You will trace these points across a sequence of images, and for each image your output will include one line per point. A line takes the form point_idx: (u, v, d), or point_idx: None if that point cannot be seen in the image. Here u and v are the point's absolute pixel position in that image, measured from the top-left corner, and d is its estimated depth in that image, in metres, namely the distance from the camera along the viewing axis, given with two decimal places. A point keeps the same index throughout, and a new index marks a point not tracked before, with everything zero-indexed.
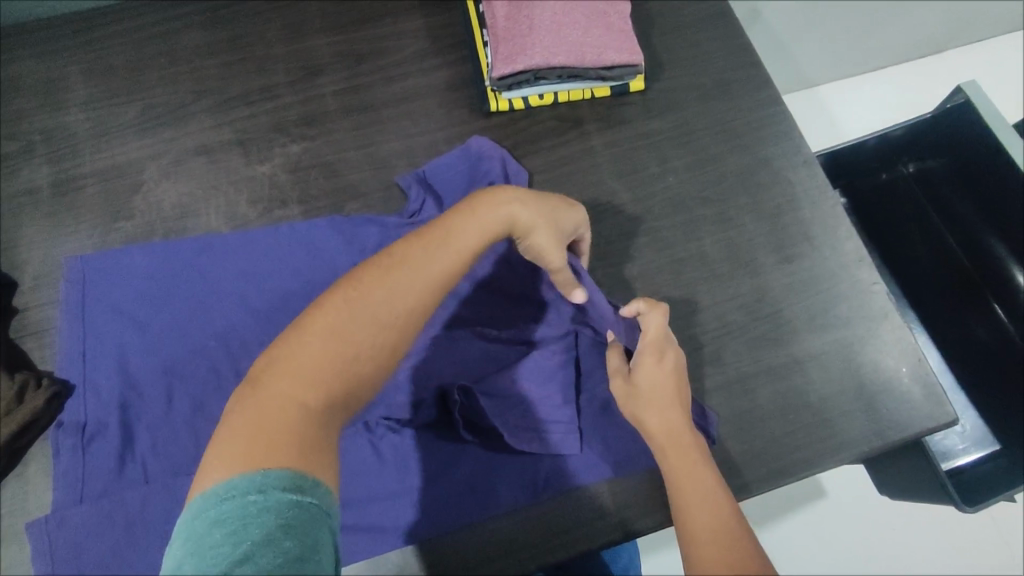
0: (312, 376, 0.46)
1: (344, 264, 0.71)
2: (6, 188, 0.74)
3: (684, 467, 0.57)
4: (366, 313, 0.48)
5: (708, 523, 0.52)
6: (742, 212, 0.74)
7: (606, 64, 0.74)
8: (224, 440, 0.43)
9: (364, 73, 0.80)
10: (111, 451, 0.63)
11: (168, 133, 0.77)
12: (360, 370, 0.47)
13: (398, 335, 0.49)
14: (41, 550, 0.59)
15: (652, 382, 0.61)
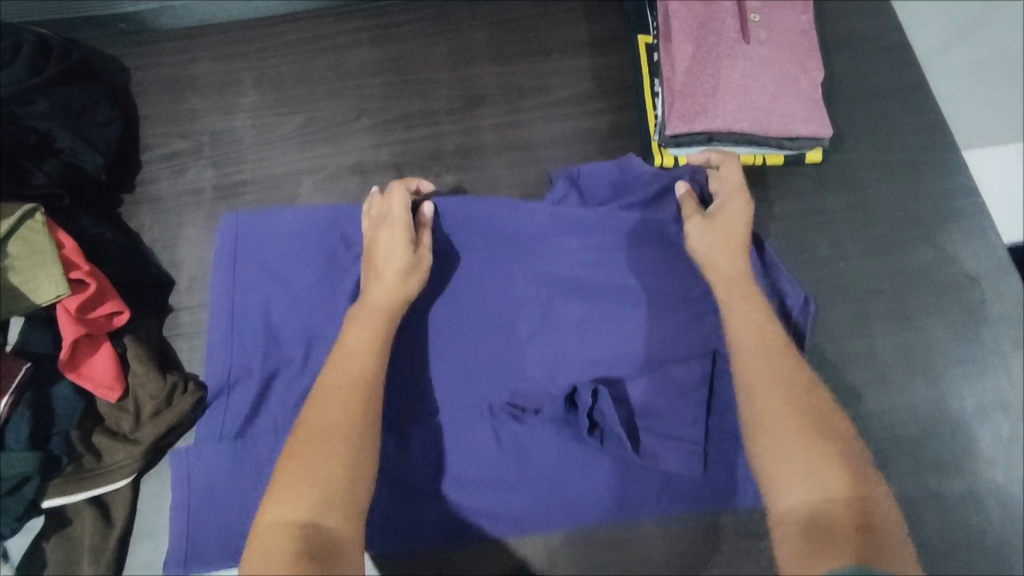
0: (328, 428, 0.48)
1: (479, 246, 0.69)
2: (173, 186, 0.76)
3: (759, 364, 0.52)
4: (334, 394, 0.50)
5: (789, 400, 0.49)
6: (925, 314, 0.67)
7: (791, 134, 0.69)
8: (279, 497, 0.45)
9: (524, 109, 0.78)
10: (249, 399, 0.64)
11: (327, 148, 0.77)
12: (338, 420, 0.48)
13: (371, 389, 0.51)
14: (180, 481, 0.61)
15: (721, 226, 0.61)
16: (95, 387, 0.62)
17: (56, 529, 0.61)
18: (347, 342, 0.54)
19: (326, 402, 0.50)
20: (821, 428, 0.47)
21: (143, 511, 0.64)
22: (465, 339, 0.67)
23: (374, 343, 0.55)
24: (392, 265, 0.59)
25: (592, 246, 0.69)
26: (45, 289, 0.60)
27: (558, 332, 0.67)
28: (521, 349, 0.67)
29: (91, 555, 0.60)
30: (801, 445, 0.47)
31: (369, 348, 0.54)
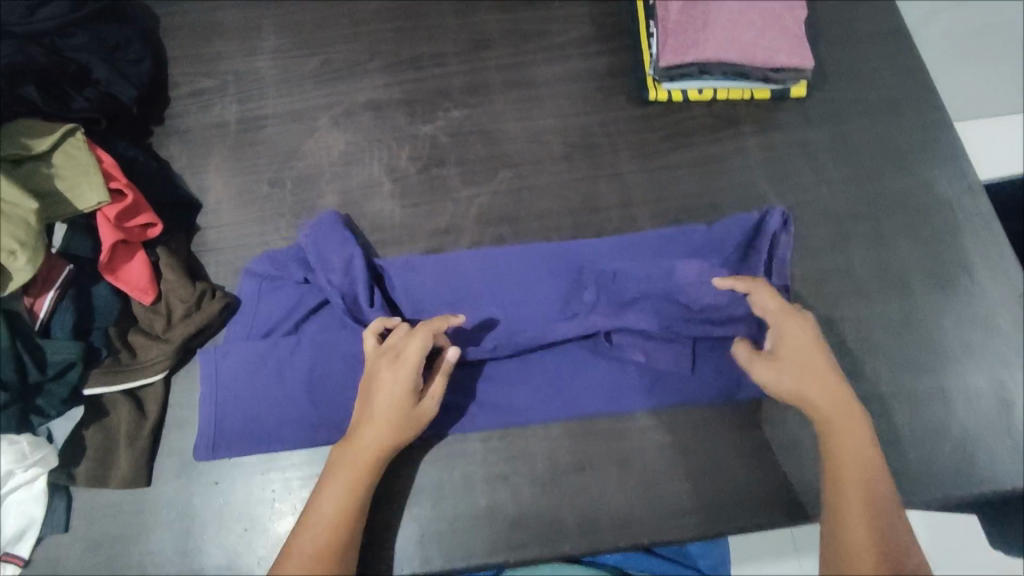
0: (332, 525, 0.56)
1: (520, 252, 0.72)
2: (200, 120, 0.81)
3: (849, 455, 0.57)
4: (303, 548, 0.55)
5: (875, 516, 0.54)
6: (899, 231, 0.72)
7: (775, 65, 0.75)
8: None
9: (527, 52, 0.83)
10: (279, 308, 0.70)
11: (342, 86, 0.82)
12: (340, 524, 0.56)
13: (336, 556, 0.55)
14: (209, 374, 0.68)
15: (801, 344, 0.60)
16: (131, 289, 0.68)
17: (94, 418, 0.66)
18: (346, 468, 0.58)
19: (297, 562, 0.54)
20: (889, 556, 0.53)
21: (173, 407, 0.69)
22: (480, 257, 0.72)
23: (369, 473, 0.58)
24: (385, 415, 0.59)
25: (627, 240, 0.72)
26: (88, 195, 0.65)
27: (562, 244, 0.72)
28: (527, 259, 0.71)
29: (126, 441, 0.66)
30: (871, 551, 0.53)
31: (342, 517, 0.57)
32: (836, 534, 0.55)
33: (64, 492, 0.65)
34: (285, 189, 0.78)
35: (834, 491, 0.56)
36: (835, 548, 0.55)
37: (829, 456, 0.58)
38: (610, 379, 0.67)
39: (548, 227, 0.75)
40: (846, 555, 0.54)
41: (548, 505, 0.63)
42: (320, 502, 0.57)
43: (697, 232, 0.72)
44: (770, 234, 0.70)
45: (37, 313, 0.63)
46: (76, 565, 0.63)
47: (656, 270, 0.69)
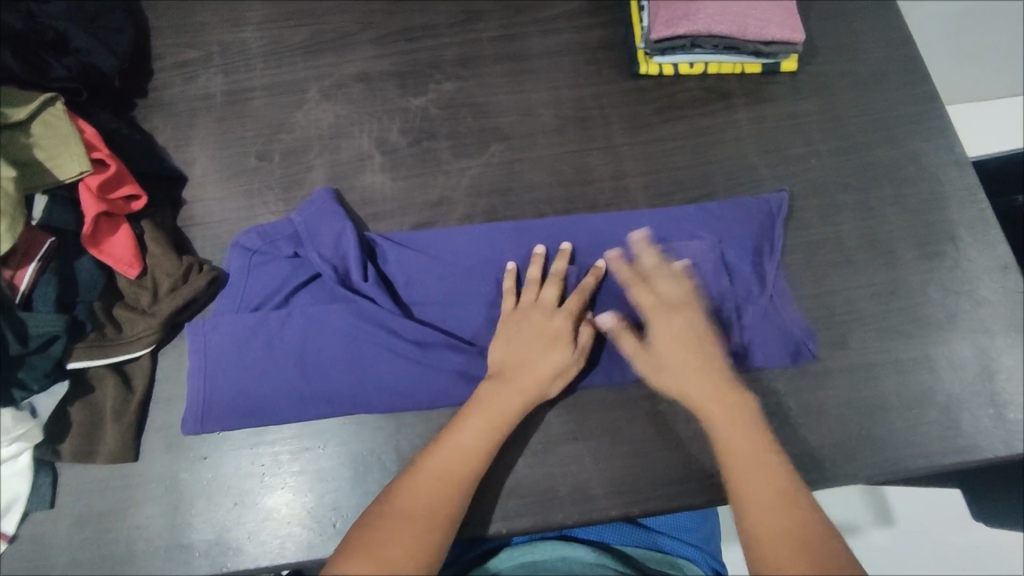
0: (476, 442, 0.58)
1: (512, 227, 0.71)
2: (185, 92, 0.80)
3: (734, 435, 0.58)
4: (431, 468, 0.56)
5: (767, 490, 0.55)
6: (886, 203, 0.73)
7: (766, 38, 0.75)
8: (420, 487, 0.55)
9: (519, 24, 0.82)
10: (269, 284, 0.69)
11: (331, 59, 0.81)
12: (485, 442, 0.58)
13: (468, 476, 0.56)
14: (199, 349, 0.66)
15: (675, 335, 0.63)
16: (116, 263, 0.67)
17: (81, 394, 0.65)
18: (481, 398, 0.60)
19: (451, 451, 0.57)
20: (798, 525, 0.53)
21: (160, 381, 0.68)
22: (473, 236, 0.71)
23: (508, 406, 0.59)
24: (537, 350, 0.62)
25: (620, 217, 0.72)
26: (69, 165, 0.63)
27: (557, 219, 0.72)
28: (522, 237, 0.71)
29: (113, 416, 0.65)
30: (776, 523, 0.53)
31: (482, 445, 0.58)
32: (742, 515, 0.55)
33: (49, 467, 0.64)
34: (273, 161, 0.76)
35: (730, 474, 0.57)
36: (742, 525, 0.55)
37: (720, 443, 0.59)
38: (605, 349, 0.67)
39: (541, 201, 0.74)
40: (755, 530, 0.53)
41: (542, 474, 0.64)
42: (459, 424, 0.59)
43: (695, 212, 0.72)
44: (767, 228, 0.71)
45: (17, 286, 0.61)
46: (63, 542, 0.62)
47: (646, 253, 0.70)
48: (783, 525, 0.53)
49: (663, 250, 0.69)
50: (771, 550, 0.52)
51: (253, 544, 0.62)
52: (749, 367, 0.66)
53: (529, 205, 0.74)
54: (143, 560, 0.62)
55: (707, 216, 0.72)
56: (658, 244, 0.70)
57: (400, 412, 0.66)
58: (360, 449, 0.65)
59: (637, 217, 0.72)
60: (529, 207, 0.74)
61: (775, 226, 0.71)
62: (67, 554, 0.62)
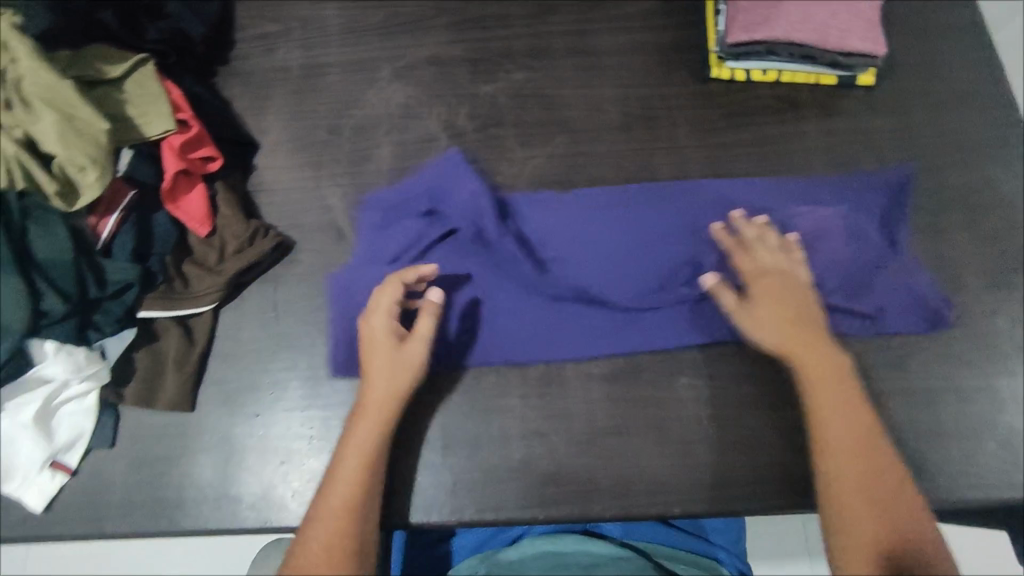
0: (360, 483, 0.58)
1: (638, 195, 0.74)
2: (263, 63, 0.82)
3: (828, 398, 0.60)
4: (328, 515, 0.57)
5: (853, 453, 0.58)
6: (958, 228, 0.71)
7: (845, 50, 0.73)
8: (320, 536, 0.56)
9: (593, 20, 0.83)
10: (401, 237, 0.71)
11: (406, 41, 0.82)
12: (368, 480, 0.59)
13: (360, 510, 0.57)
14: (335, 297, 0.70)
15: (773, 292, 0.64)
16: (189, 220, 0.70)
17: (146, 341, 0.68)
18: (353, 438, 0.60)
19: (336, 498, 0.57)
20: (879, 488, 0.56)
21: (219, 337, 0.70)
22: (602, 203, 0.73)
23: (373, 438, 0.60)
24: (381, 368, 0.62)
25: (747, 187, 0.73)
26: (155, 124, 0.66)
27: (686, 184, 0.74)
28: (652, 199, 0.73)
29: (175, 366, 0.67)
30: (855, 488, 0.56)
31: (364, 482, 0.58)
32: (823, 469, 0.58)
33: (112, 409, 0.67)
34: (343, 136, 0.78)
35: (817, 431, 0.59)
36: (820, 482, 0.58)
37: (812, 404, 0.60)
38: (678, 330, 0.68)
39: (601, 194, 0.74)
40: (830, 489, 0.57)
41: (582, 465, 0.64)
42: (337, 466, 0.59)
43: (825, 186, 0.73)
44: (898, 202, 0.72)
45: (100, 234, 0.64)
46: (121, 482, 0.65)
47: None
48: (877, 501, 0.56)
49: (795, 216, 0.71)
50: (850, 509, 0.56)
51: (296, 502, 0.64)
52: (884, 333, 0.67)
53: (592, 195, 0.74)
54: (193, 506, 0.64)
55: (834, 192, 0.73)
56: (773, 221, 0.71)
57: (447, 390, 0.67)
58: (407, 422, 0.66)
59: (757, 196, 0.73)
60: (590, 198, 0.74)
61: (903, 203, 0.72)
62: (125, 493, 0.65)
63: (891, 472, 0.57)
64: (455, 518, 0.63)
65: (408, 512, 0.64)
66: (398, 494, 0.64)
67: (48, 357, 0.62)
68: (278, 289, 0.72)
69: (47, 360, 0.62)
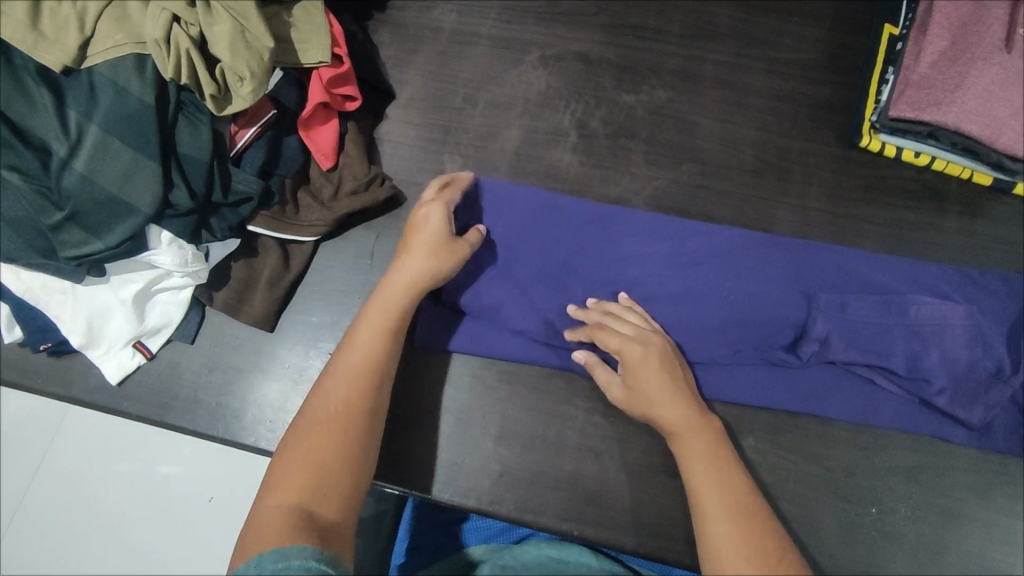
0: (377, 344, 0.58)
1: (755, 243, 0.71)
2: (418, 18, 0.83)
3: (690, 445, 0.56)
4: (345, 376, 0.56)
5: (720, 509, 0.52)
6: None
7: (1016, 155, 0.68)
8: (329, 396, 0.55)
9: (751, 56, 0.80)
10: (509, 228, 0.72)
11: (559, 30, 0.81)
12: (383, 345, 0.59)
13: (374, 372, 0.57)
14: None
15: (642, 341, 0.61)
16: (316, 150, 0.71)
17: (246, 255, 0.70)
18: (370, 312, 0.60)
19: (352, 357, 0.57)
20: None
21: (313, 271, 0.72)
22: (717, 239, 0.71)
23: (402, 308, 0.61)
24: (418, 246, 0.63)
25: (874, 265, 0.70)
26: (311, 52, 0.67)
27: (807, 244, 0.71)
28: (773, 251, 0.70)
29: (266, 284, 0.69)
30: None
31: (380, 346, 0.58)
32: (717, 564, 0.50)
33: (199, 307, 0.70)
34: (475, 109, 0.78)
35: (693, 491, 0.54)
36: None
37: (679, 451, 0.57)
38: (761, 387, 0.66)
39: (707, 235, 0.71)
40: None
41: (631, 498, 0.63)
42: (358, 326, 0.60)
43: (955, 277, 0.70)
44: None
45: (236, 142, 0.67)
46: (192, 377, 0.68)
47: (876, 317, 0.66)
48: (764, 553, 0.49)
49: (917, 302, 0.67)
50: None
51: None
52: (987, 447, 0.64)
53: (699, 235, 0.71)
54: (251, 421, 0.66)
55: (958, 288, 0.69)
56: (893, 299, 0.67)
57: (516, 382, 0.67)
58: (469, 402, 0.67)
59: (879, 274, 0.69)
60: (697, 237, 0.71)
61: None
62: (193, 389, 0.68)
63: (771, 536, 0.50)
64: (492, 508, 0.63)
65: (448, 488, 0.64)
66: (447, 469, 0.65)
67: (162, 246, 0.64)
68: (378, 239, 0.73)
69: (160, 249, 0.64)
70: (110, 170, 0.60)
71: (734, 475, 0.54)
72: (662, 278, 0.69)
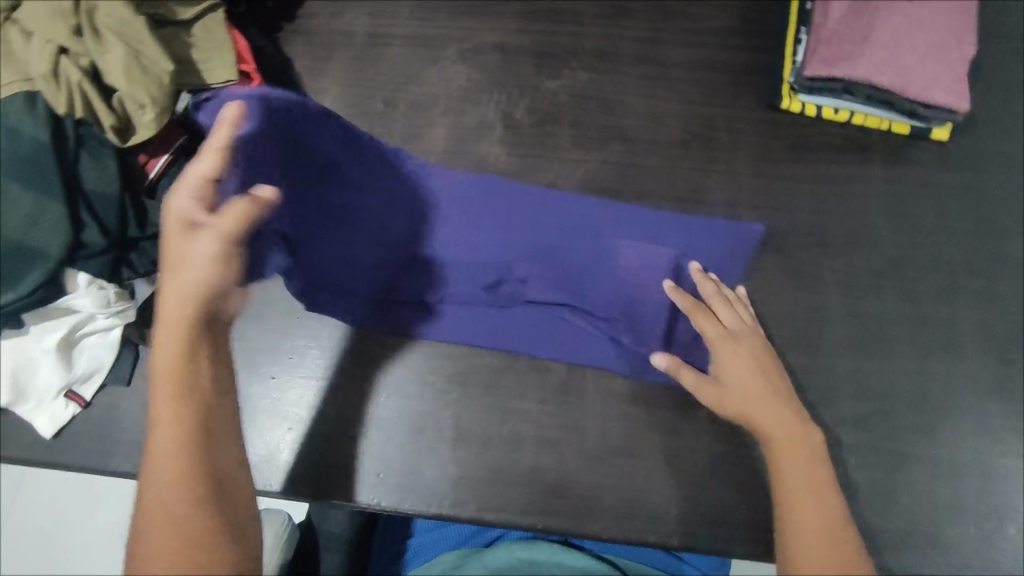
0: (189, 400, 0.49)
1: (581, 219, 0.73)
2: (329, 24, 0.80)
3: (756, 394, 0.59)
4: (173, 447, 0.47)
5: (795, 457, 0.55)
6: (1011, 298, 0.69)
7: (928, 100, 0.71)
8: (163, 483, 0.46)
9: (667, 30, 0.80)
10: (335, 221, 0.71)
11: (473, 22, 0.80)
12: (198, 390, 0.49)
13: (202, 431, 0.49)
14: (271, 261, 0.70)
15: (750, 349, 0.62)
16: None
17: None
18: (164, 353, 0.50)
19: (172, 426, 0.48)
20: (832, 517, 0.52)
21: None
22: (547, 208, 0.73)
23: (180, 333, 0.50)
24: (166, 246, 0.50)
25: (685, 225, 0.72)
26: (217, 72, 0.65)
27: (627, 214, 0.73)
28: (595, 222, 0.73)
29: None
30: (823, 528, 0.52)
31: (194, 400, 0.49)
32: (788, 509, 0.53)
33: (131, 347, 0.68)
34: (397, 111, 0.77)
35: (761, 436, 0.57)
36: (795, 530, 0.52)
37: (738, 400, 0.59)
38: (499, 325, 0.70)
39: (539, 206, 0.73)
40: (800, 532, 0.52)
41: (591, 482, 0.63)
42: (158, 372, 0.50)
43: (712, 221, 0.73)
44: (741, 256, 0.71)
45: (147, 173, 0.65)
46: (132, 420, 0.66)
47: (663, 286, 0.69)
48: (825, 494, 0.54)
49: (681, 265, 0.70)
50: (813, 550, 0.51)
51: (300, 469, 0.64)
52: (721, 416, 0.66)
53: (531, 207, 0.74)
54: None
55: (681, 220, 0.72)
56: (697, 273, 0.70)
57: (466, 383, 0.67)
58: (420, 409, 0.66)
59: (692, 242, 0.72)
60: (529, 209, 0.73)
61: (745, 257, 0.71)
62: (134, 431, 0.66)
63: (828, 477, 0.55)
64: (455, 512, 0.63)
65: (408, 497, 0.63)
66: (405, 478, 0.64)
67: (81, 289, 0.61)
68: None
69: (78, 292, 0.62)
70: (12, 218, 0.57)
71: (798, 429, 0.57)
72: (531, 260, 0.72)
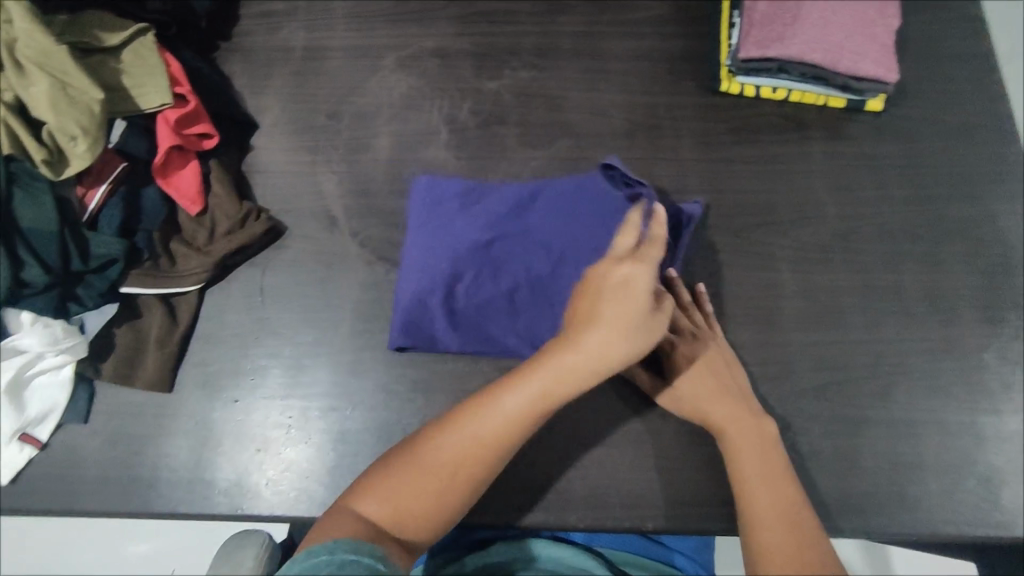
0: (527, 412, 0.55)
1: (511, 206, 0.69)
2: (266, 41, 0.80)
3: (698, 379, 0.62)
4: (472, 426, 0.55)
5: (736, 432, 0.59)
6: (954, 259, 0.71)
7: (859, 74, 0.72)
8: (440, 447, 0.55)
9: (603, 22, 0.81)
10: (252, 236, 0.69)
11: (411, 29, 0.80)
12: (540, 401, 0.55)
13: (504, 446, 0.55)
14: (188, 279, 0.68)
15: (708, 357, 0.63)
16: (179, 197, 0.68)
17: (127, 317, 0.67)
18: (539, 374, 0.55)
19: (489, 414, 0.55)
20: (777, 483, 0.56)
21: (204, 321, 0.69)
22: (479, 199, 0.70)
23: (576, 379, 0.55)
24: (615, 312, 0.55)
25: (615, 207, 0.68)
26: (151, 96, 0.64)
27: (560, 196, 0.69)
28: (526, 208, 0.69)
29: (156, 344, 0.66)
30: (769, 495, 0.55)
31: (524, 413, 0.55)
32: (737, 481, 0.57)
33: (87, 383, 0.66)
34: (341, 123, 0.77)
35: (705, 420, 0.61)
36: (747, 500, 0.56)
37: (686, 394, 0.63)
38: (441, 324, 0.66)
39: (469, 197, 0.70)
40: (751, 502, 0.55)
41: (562, 475, 0.64)
42: (506, 390, 0.55)
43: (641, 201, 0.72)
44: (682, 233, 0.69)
45: (86, 204, 0.63)
46: (94, 457, 0.65)
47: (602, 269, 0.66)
48: (769, 461, 0.58)
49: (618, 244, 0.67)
50: (767, 518, 0.54)
51: (269, 492, 0.63)
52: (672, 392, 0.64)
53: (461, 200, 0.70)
54: (165, 487, 0.64)
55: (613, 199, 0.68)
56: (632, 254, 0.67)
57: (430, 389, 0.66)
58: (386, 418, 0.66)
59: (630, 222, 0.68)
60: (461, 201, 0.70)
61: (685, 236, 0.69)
62: (97, 468, 0.64)
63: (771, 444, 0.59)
64: None
65: None
66: None
67: (24, 328, 0.61)
68: (266, 274, 0.71)
69: (23, 331, 0.61)
70: None
71: (740, 403, 0.61)
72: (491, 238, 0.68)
